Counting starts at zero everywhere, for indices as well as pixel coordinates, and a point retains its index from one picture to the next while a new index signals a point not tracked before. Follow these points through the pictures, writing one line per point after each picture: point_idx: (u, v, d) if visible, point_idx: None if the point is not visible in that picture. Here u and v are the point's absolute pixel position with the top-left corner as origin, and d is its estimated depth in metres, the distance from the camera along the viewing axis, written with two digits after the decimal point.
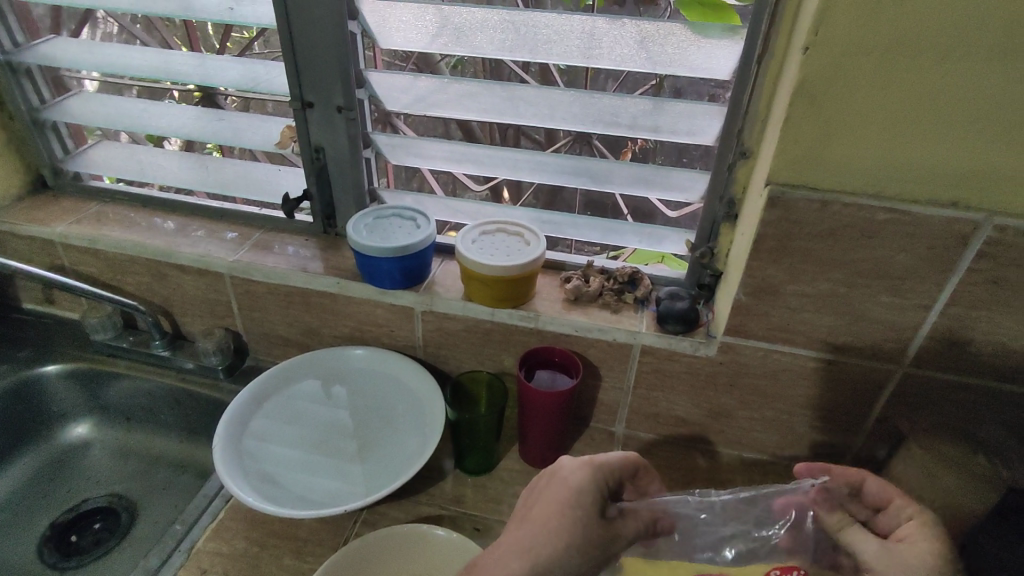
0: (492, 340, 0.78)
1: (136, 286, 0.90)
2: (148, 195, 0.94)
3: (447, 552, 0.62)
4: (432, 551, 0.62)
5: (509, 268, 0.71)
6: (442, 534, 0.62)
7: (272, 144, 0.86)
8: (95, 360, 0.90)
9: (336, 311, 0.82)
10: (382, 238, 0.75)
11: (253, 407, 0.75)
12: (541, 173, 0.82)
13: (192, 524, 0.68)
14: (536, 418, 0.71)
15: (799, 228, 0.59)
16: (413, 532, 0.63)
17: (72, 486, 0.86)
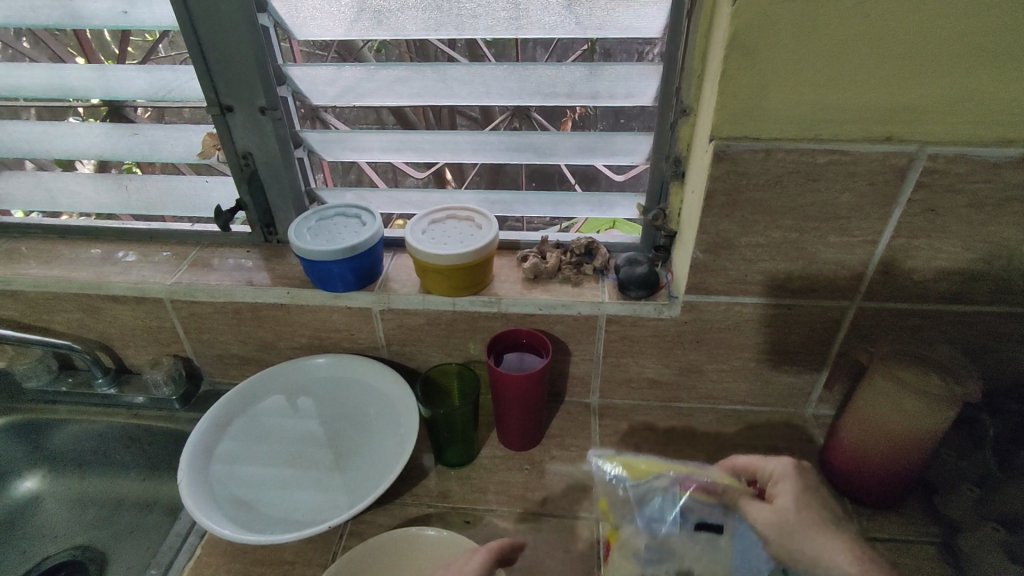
0: (456, 330, 0.76)
1: (66, 324, 0.83)
2: (64, 225, 0.87)
3: (442, 551, 0.61)
4: (425, 552, 0.61)
5: (465, 255, 0.69)
6: (435, 534, 0.61)
7: (195, 156, 0.82)
8: (32, 409, 0.84)
9: (290, 322, 0.78)
10: (328, 241, 0.72)
11: (217, 434, 0.72)
12: (484, 153, 0.80)
13: (169, 565, 0.64)
14: (512, 402, 0.71)
15: (746, 180, 0.59)
16: (404, 536, 0.61)
17: (28, 544, 0.81)
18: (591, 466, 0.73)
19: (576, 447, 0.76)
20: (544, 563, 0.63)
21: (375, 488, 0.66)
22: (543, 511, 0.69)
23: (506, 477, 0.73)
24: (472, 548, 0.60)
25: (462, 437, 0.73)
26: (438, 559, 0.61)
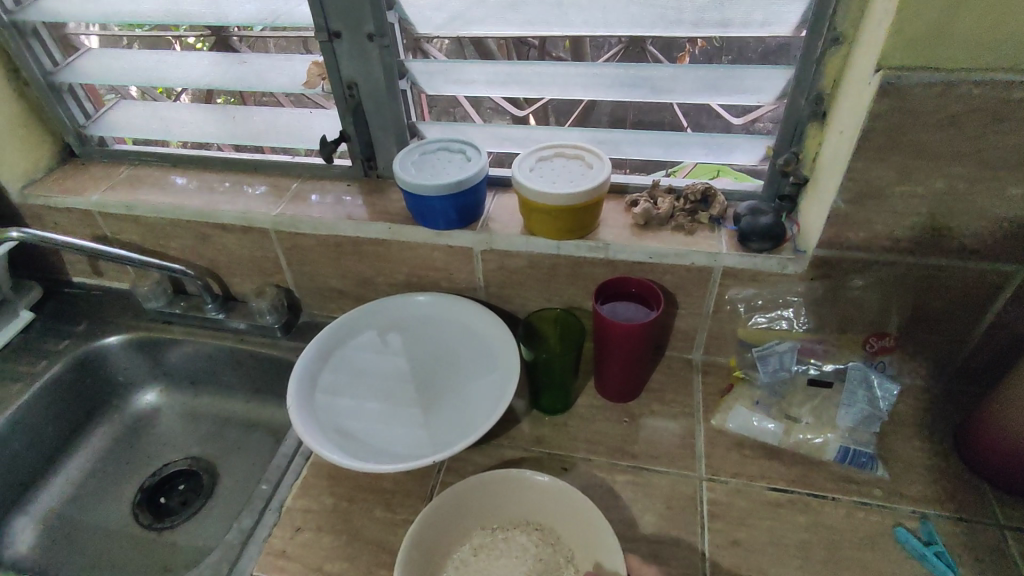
0: (558, 275, 0.74)
1: (181, 250, 0.87)
2: (177, 154, 0.89)
3: (548, 495, 0.60)
4: (531, 493, 0.61)
5: (575, 195, 0.65)
6: (541, 480, 0.60)
7: (299, 85, 0.79)
8: (152, 327, 0.89)
9: (390, 258, 0.78)
10: (433, 176, 0.70)
11: (321, 364, 0.73)
12: (595, 89, 0.74)
13: (277, 484, 0.67)
14: (616, 351, 0.68)
15: (914, 118, 0.52)
16: (510, 476, 0.60)
17: (149, 451, 0.88)
18: (693, 424, 0.70)
19: (676, 403, 0.73)
20: (644, 517, 0.62)
21: (474, 429, 0.66)
22: (641, 465, 0.66)
23: (603, 428, 0.71)
24: (578, 499, 0.58)
25: (562, 384, 0.71)
26: (543, 502, 0.60)
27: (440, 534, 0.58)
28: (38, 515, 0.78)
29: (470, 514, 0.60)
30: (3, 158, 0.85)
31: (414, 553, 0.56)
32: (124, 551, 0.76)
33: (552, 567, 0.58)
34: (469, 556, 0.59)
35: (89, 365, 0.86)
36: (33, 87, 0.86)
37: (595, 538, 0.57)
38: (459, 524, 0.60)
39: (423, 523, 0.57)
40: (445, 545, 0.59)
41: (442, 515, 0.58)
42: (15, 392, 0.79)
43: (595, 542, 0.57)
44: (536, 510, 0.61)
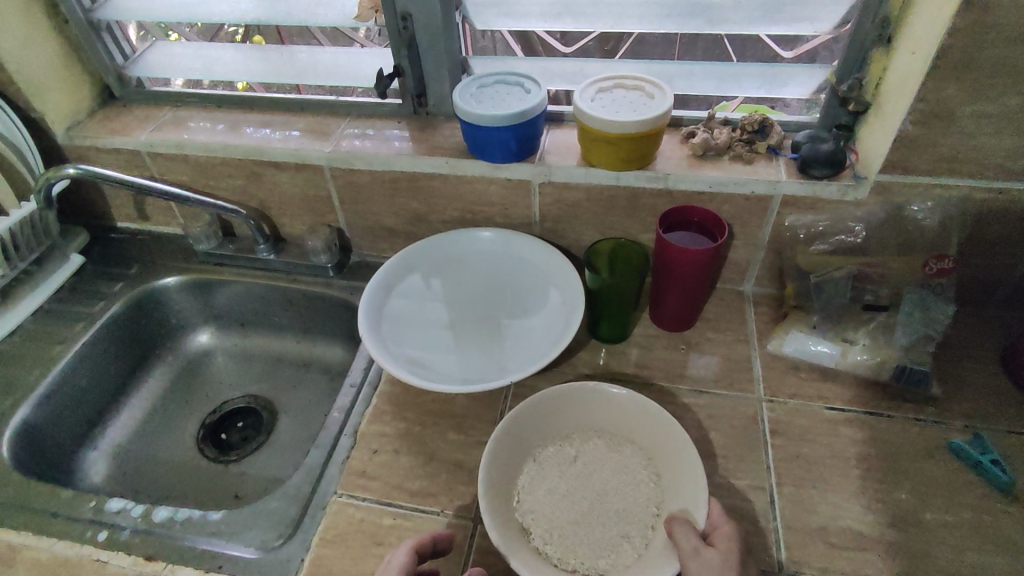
0: (616, 207, 0.75)
1: (231, 191, 0.87)
2: (220, 94, 0.89)
3: (630, 409, 0.62)
4: (614, 406, 0.63)
5: (639, 123, 0.65)
6: (625, 394, 0.62)
7: (350, 18, 0.78)
8: (203, 268, 0.89)
9: (446, 194, 0.79)
10: (495, 107, 0.70)
11: (384, 296, 0.74)
12: (651, 19, 0.73)
13: (349, 411, 0.69)
14: (676, 279, 0.69)
15: (995, 34, 0.52)
16: (596, 389, 0.63)
17: (207, 390, 0.90)
18: (749, 350, 0.72)
19: (730, 331, 0.75)
20: (710, 435, 0.64)
21: (542, 355, 0.68)
22: (702, 388, 0.69)
23: (661, 356, 0.73)
24: (662, 415, 0.60)
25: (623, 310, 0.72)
26: (625, 415, 0.63)
27: (524, 434, 0.62)
28: (107, 449, 0.80)
29: (553, 420, 0.63)
30: (47, 98, 0.84)
31: (500, 446, 0.59)
32: (195, 481, 0.79)
33: (624, 477, 0.60)
34: (551, 456, 0.62)
35: (145, 305, 0.87)
36: (73, 25, 0.84)
37: (673, 447, 0.59)
38: (543, 428, 0.63)
39: (512, 419, 0.61)
40: (528, 444, 0.62)
41: (529, 417, 0.62)
42: (79, 330, 0.80)
43: (673, 451, 0.59)
44: (614, 424, 0.64)
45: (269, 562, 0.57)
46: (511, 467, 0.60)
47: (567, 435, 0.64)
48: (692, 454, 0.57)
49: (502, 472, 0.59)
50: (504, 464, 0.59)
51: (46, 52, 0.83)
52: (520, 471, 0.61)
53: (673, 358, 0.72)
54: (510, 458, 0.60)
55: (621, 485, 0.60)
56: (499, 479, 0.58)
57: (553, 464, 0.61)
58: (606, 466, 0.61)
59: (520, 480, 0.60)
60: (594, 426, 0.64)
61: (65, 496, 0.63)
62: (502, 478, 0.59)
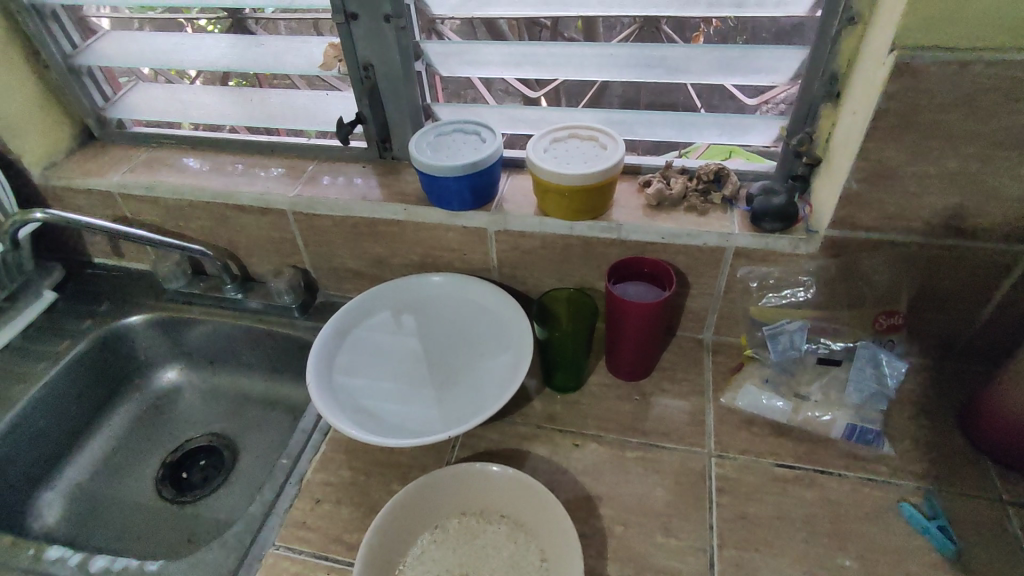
0: (571, 255, 0.75)
1: (199, 231, 0.88)
2: (194, 136, 0.90)
3: (536, 500, 0.60)
4: (525, 494, 0.60)
5: (589, 176, 0.66)
6: (542, 488, 0.59)
7: (316, 66, 0.80)
8: (172, 307, 0.90)
9: (406, 238, 0.79)
10: (450, 157, 0.71)
11: (338, 341, 0.74)
12: (610, 70, 0.74)
13: (298, 458, 0.69)
14: (628, 331, 0.69)
15: (929, 98, 0.52)
16: (511, 472, 0.61)
17: (170, 428, 0.90)
18: (703, 402, 0.71)
19: (687, 382, 0.74)
20: (654, 492, 0.63)
21: (489, 405, 0.67)
22: (652, 442, 0.68)
23: (614, 406, 0.72)
24: (566, 521, 0.56)
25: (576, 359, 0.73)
26: (533, 504, 0.60)
27: (428, 501, 0.61)
28: (64, 488, 0.81)
29: (465, 493, 0.62)
30: (25, 140, 0.87)
31: (397, 510, 0.59)
32: (151, 524, 0.78)
33: (513, 568, 0.58)
34: (451, 528, 0.61)
35: (111, 343, 0.88)
36: (53, 70, 0.87)
37: (565, 551, 0.56)
38: (452, 498, 0.62)
39: (415, 485, 0.60)
40: (433, 512, 0.61)
41: (437, 486, 0.61)
42: (42, 369, 0.81)
43: (564, 556, 0.56)
44: (525, 512, 0.61)
45: None
46: (404, 532, 0.59)
47: (478, 511, 0.62)
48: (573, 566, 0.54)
49: (394, 535, 0.59)
50: (398, 527, 0.59)
51: (25, 96, 0.86)
52: (416, 537, 0.60)
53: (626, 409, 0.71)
54: (407, 522, 0.60)
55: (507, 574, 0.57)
56: (386, 542, 0.58)
57: (449, 536, 0.60)
58: (502, 552, 0.59)
59: (412, 546, 0.60)
60: (506, 509, 0.62)
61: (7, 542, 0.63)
62: (391, 541, 0.58)
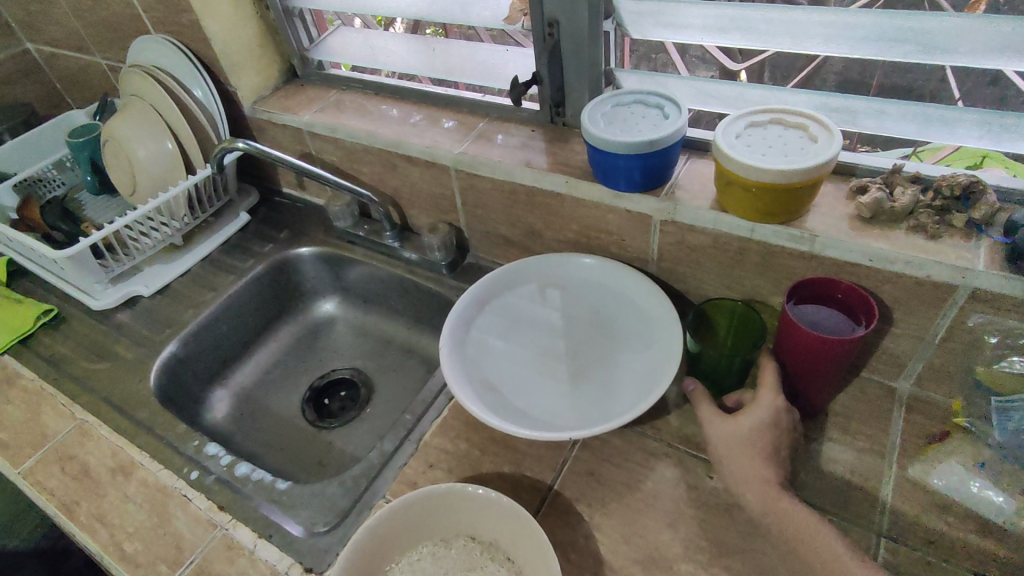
0: (746, 262, 0.64)
1: (370, 176, 0.91)
2: (379, 82, 0.93)
3: (542, 564, 0.54)
4: (533, 548, 0.55)
5: (788, 174, 0.55)
6: (551, 550, 0.53)
7: (501, 20, 0.76)
8: (339, 244, 0.96)
9: (562, 213, 0.74)
10: (623, 131, 0.63)
11: (477, 309, 0.72)
12: (840, 42, 0.61)
13: (420, 417, 0.70)
14: (800, 363, 0.58)
15: None
16: (528, 519, 0.55)
17: (322, 355, 0.97)
18: (880, 466, 0.58)
19: (864, 437, 0.61)
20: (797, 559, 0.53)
21: (619, 412, 0.61)
22: (805, 497, 0.57)
23: None
24: None
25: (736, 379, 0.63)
26: (538, 561, 0.55)
27: (444, 513, 0.59)
28: (232, 389, 0.92)
29: (480, 520, 0.59)
30: (241, 74, 0.95)
31: (411, 512, 0.57)
32: (292, 439, 0.86)
33: None
34: (455, 547, 0.58)
35: (285, 269, 0.97)
36: (272, 10, 0.94)
37: None
38: (468, 518, 0.59)
39: (433, 494, 0.58)
40: (445, 524, 0.59)
41: (456, 502, 0.58)
42: (229, 282, 0.92)
43: None
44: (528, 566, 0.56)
45: (311, 547, 0.60)
46: (407, 535, 0.58)
47: (486, 541, 0.58)
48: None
49: (399, 532, 0.57)
50: (406, 528, 0.57)
51: (245, 32, 0.93)
52: (417, 542, 0.58)
53: None
54: (417, 525, 0.58)
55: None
56: (386, 540, 0.56)
57: (448, 556, 0.58)
58: None
59: (411, 550, 0.58)
60: (512, 555, 0.57)
61: (179, 431, 0.73)
62: (393, 539, 0.57)
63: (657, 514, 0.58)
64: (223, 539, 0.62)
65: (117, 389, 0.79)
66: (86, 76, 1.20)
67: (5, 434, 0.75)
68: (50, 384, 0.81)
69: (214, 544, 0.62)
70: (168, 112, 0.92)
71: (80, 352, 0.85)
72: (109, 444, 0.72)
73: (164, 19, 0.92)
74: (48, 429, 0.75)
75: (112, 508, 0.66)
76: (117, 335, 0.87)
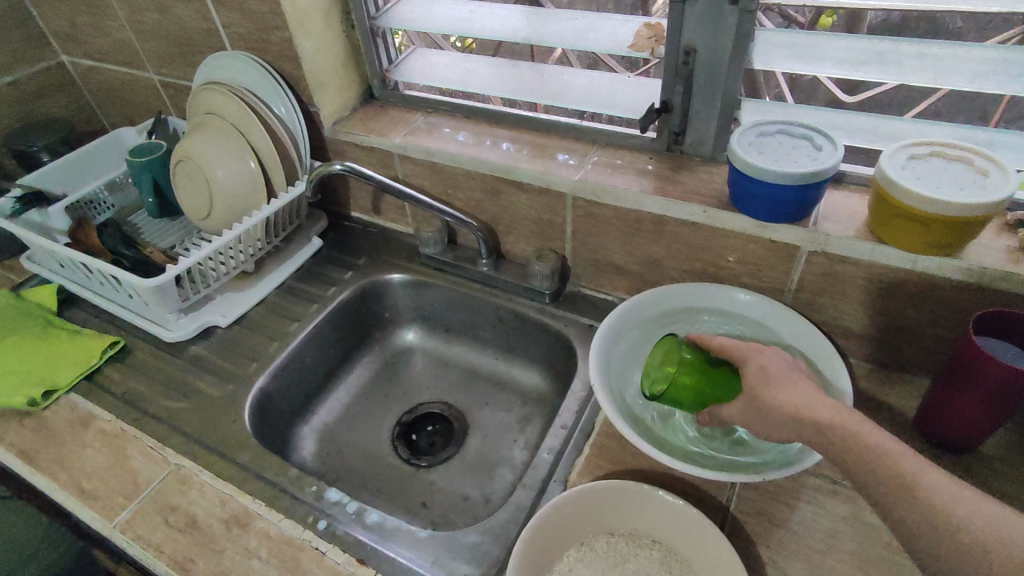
0: (900, 293, 0.64)
1: (465, 201, 0.88)
2: (471, 106, 0.90)
3: (714, 552, 0.53)
4: (696, 535, 0.55)
5: (967, 208, 0.54)
6: (721, 538, 0.53)
7: (624, 47, 0.74)
8: (424, 270, 0.93)
9: (692, 243, 0.73)
10: (779, 162, 0.62)
11: (612, 341, 0.70)
12: (983, 80, 0.62)
13: (559, 456, 0.67)
14: (975, 391, 0.57)
15: None
16: (688, 511, 0.55)
17: (404, 387, 0.93)
18: None
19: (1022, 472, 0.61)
20: None
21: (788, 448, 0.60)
22: None
23: None
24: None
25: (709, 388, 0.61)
26: (694, 538, 0.55)
27: (596, 512, 0.57)
28: (315, 426, 0.86)
29: (632, 517, 0.57)
30: (325, 94, 0.91)
31: (565, 512, 0.56)
32: (388, 479, 0.81)
33: None
34: (608, 545, 0.57)
35: (368, 297, 0.93)
36: (359, 31, 0.91)
37: None
38: (619, 516, 0.57)
39: (582, 492, 0.57)
40: (594, 523, 0.57)
41: (605, 499, 0.57)
42: (313, 312, 0.87)
43: None
44: (692, 557, 0.55)
45: None
46: (551, 548, 0.55)
47: (626, 532, 0.58)
48: None
49: (555, 535, 0.56)
50: (560, 530, 0.56)
51: (331, 51, 0.90)
52: (570, 545, 0.57)
53: None
54: (570, 528, 0.56)
55: None
56: (536, 557, 0.54)
57: (604, 555, 0.56)
58: None
59: (564, 555, 0.56)
60: (669, 545, 0.56)
61: (292, 474, 0.67)
62: (551, 543, 0.55)
63: (842, 555, 0.56)
64: None
65: (211, 430, 0.73)
66: (130, 91, 1.13)
67: (89, 482, 0.67)
68: (131, 426, 0.74)
69: None
70: (251, 132, 0.87)
71: (158, 389, 0.78)
72: (216, 492, 0.66)
73: (249, 36, 0.88)
74: (139, 477, 0.68)
75: (235, 565, 0.59)
76: (197, 370, 0.81)
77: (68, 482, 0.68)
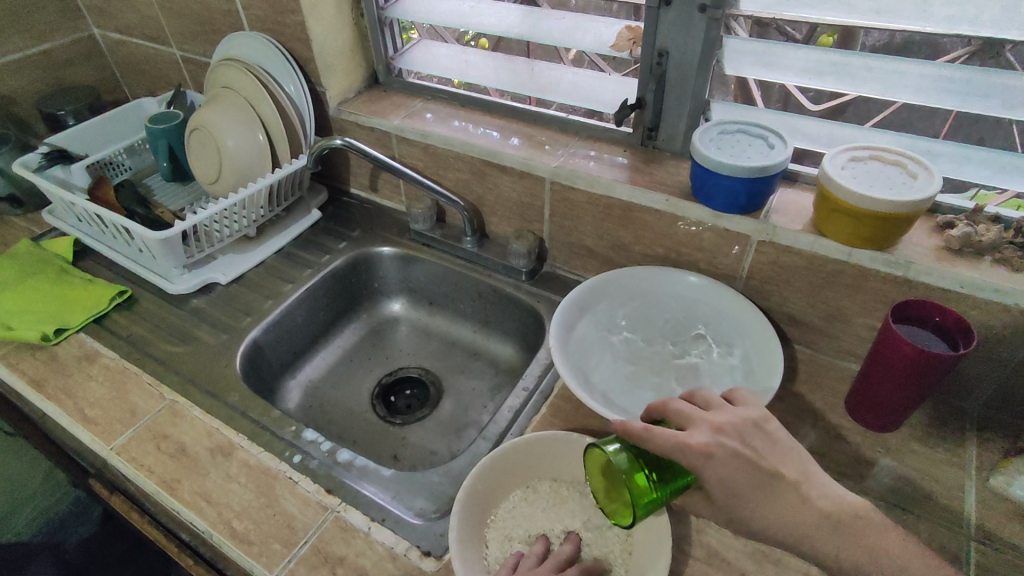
0: (837, 284, 0.69)
1: (455, 182, 0.94)
2: (466, 95, 0.97)
3: None
4: None
5: (894, 205, 0.60)
6: None
7: (606, 47, 0.80)
8: (413, 245, 0.99)
9: (656, 229, 0.79)
10: (733, 157, 0.68)
11: (575, 314, 0.76)
12: (927, 94, 0.66)
13: (518, 413, 0.73)
14: (895, 374, 0.63)
15: None
16: None
17: (388, 353, 1.00)
18: (961, 476, 0.65)
19: (936, 453, 0.67)
20: None
21: None
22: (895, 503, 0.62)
23: (849, 452, 0.67)
24: (662, 518, 0.56)
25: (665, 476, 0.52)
26: None
27: (541, 459, 0.63)
28: (301, 381, 0.93)
29: (573, 465, 0.64)
30: (332, 76, 0.98)
31: (512, 457, 0.62)
32: (365, 432, 0.88)
33: (597, 540, 0.59)
34: (551, 488, 0.63)
35: (360, 266, 0.99)
36: (367, 19, 0.98)
37: (655, 544, 0.56)
38: (563, 464, 0.64)
39: (530, 440, 0.63)
40: (540, 469, 0.64)
41: (551, 448, 0.63)
42: (307, 276, 0.94)
43: (652, 547, 0.56)
44: None
45: (426, 530, 0.62)
46: (498, 487, 0.62)
47: (568, 479, 0.64)
48: (662, 555, 0.54)
49: (502, 476, 0.62)
50: (507, 472, 0.62)
51: (340, 36, 0.97)
52: (517, 487, 0.63)
53: (866, 459, 0.66)
54: (516, 471, 0.63)
55: (593, 543, 0.59)
56: (483, 493, 0.60)
57: (546, 497, 0.62)
58: (590, 524, 0.60)
59: (509, 494, 0.62)
60: None
61: (274, 415, 0.74)
62: (498, 483, 0.61)
63: None
64: (336, 521, 0.63)
65: (205, 373, 0.79)
66: (153, 63, 1.20)
67: (91, 410, 0.74)
68: (132, 364, 0.81)
69: (328, 525, 0.63)
70: (261, 107, 0.94)
71: (159, 335, 0.85)
72: (204, 426, 0.72)
73: (266, 17, 0.95)
74: (136, 408, 0.75)
75: (215, 488, 0.66)
76: (196, 320, 0.88)
77: (72, 408, 0.74)
